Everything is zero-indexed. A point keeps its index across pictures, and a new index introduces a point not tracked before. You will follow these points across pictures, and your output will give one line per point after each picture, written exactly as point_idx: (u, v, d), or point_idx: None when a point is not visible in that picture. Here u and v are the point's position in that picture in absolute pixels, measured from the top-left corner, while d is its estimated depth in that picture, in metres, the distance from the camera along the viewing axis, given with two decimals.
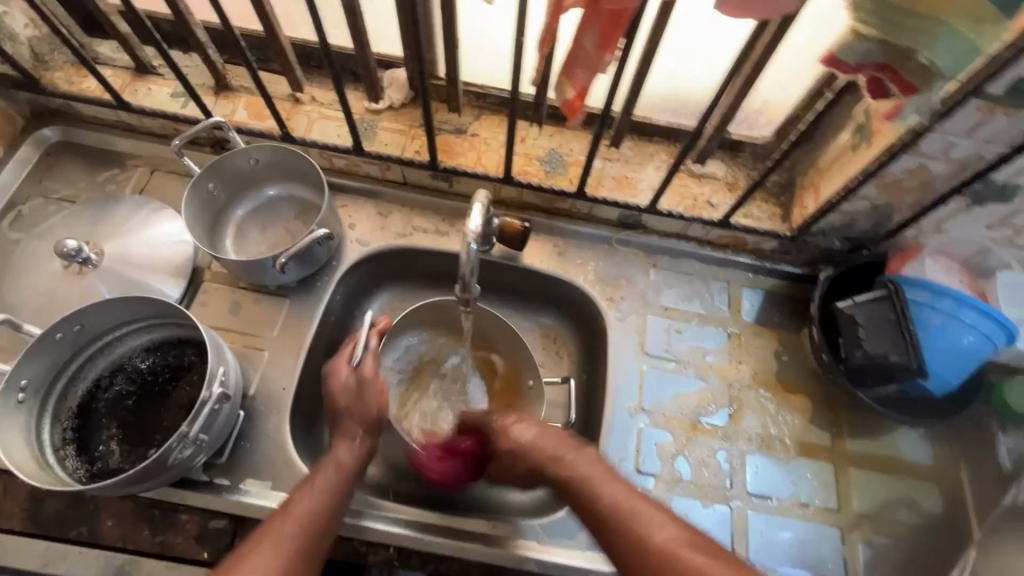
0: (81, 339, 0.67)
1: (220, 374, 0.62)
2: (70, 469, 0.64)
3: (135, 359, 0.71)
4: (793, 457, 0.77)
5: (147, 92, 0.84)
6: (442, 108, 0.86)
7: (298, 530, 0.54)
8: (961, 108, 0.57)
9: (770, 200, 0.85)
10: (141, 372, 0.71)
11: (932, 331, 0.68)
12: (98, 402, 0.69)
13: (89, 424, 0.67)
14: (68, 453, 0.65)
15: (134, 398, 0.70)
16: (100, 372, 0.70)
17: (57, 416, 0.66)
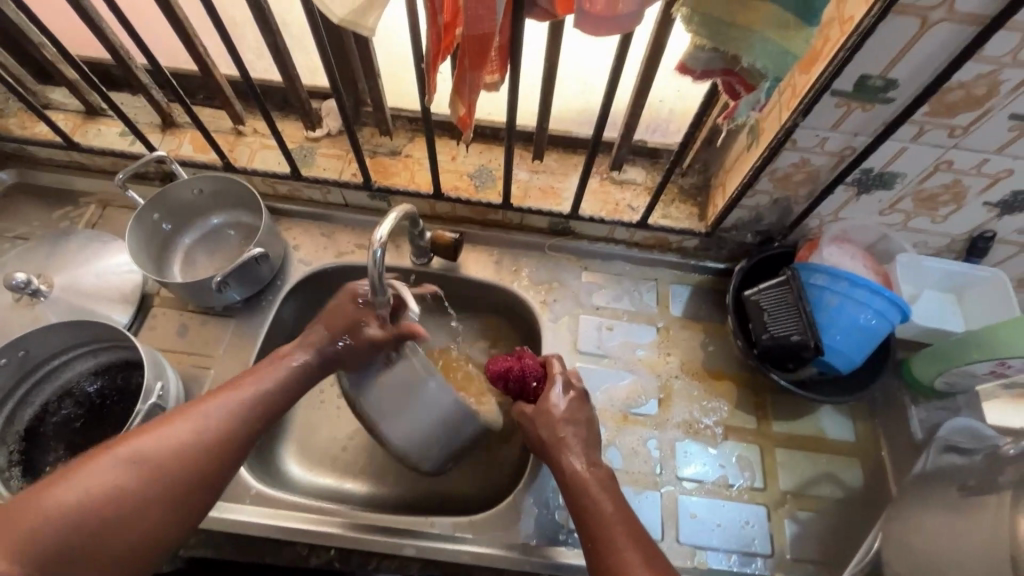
0: (27, 364, 0.71)
1: (158, 388, 0.67)
2: (15, 489, 0.67)
3: (82, 383, 0.74)
4: (720, 441, 0.81)
5: (97, 133, 0.89)
6: (376, 132, 0.92)
7: (230, 411, 0.59)
8: (820, 104, 0.63)
9: (687, 201, 0.91)
10: (87, 395, 0.74)
11: (830, 311, 0.74)
12: (45, 426, 0.72)
13: (36, 446, 0.70)
14: (14, 474, 0.68)
15: (81, 420, 0.73)
16: (48, 397, 0.73)
17: (4, 440, 0.69)
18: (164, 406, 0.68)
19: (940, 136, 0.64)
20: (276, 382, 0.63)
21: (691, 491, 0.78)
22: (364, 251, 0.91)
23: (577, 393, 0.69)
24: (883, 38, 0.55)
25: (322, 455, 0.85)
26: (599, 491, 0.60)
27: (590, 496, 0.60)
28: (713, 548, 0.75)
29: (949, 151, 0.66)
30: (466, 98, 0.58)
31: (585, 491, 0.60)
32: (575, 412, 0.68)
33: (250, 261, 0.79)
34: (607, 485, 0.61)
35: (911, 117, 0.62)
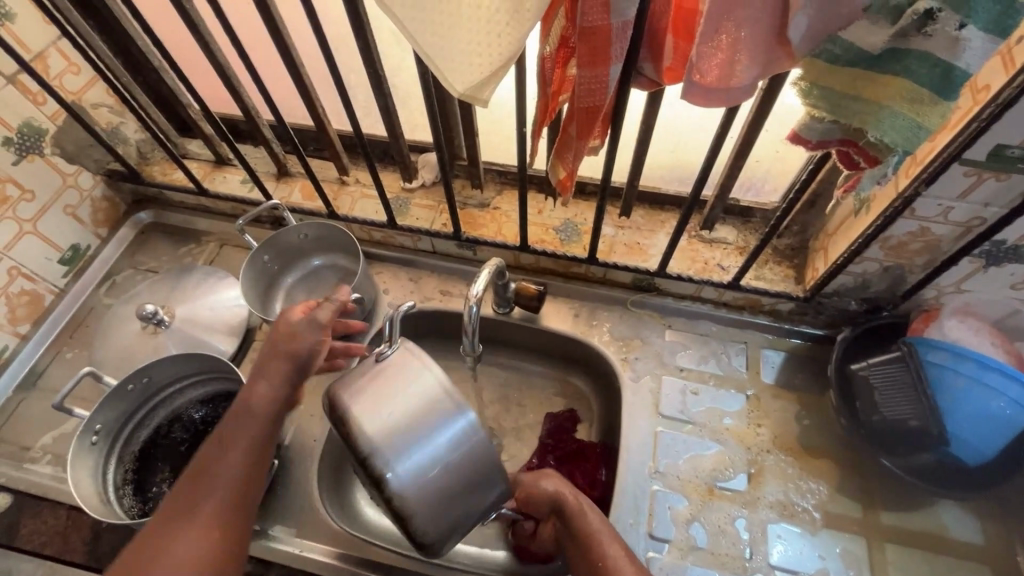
0: (148, 390, 0.77)
1: None
2: (126, 506, 0.72)
3: (189, 410, 0.80)
4: (820, 528, 0.74)
5: (223, 180, 1.00)
6: (467, 186, 0.96)
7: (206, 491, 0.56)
8: (945, 173, 0.59)
9: (783, 262, 0.86)
10: (191, 423, 0.79)
11: (955, 396, 0.66)
12: (156, 448, 0.78)
13: (145, 467, 0.76)
14: (126, 492, 0.74)
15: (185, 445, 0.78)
16: (160, 421, 0.79)
17: (122, 458, 0.76)
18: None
19: None
20: (244, 435, 0.60)
21: None
22: (449, 298, 0.94)
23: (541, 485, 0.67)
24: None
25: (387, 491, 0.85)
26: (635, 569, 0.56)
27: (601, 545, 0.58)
28: None
29: None
30: (568, 162, 0.60)
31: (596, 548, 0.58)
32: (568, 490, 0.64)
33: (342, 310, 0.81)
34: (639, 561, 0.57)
35: None
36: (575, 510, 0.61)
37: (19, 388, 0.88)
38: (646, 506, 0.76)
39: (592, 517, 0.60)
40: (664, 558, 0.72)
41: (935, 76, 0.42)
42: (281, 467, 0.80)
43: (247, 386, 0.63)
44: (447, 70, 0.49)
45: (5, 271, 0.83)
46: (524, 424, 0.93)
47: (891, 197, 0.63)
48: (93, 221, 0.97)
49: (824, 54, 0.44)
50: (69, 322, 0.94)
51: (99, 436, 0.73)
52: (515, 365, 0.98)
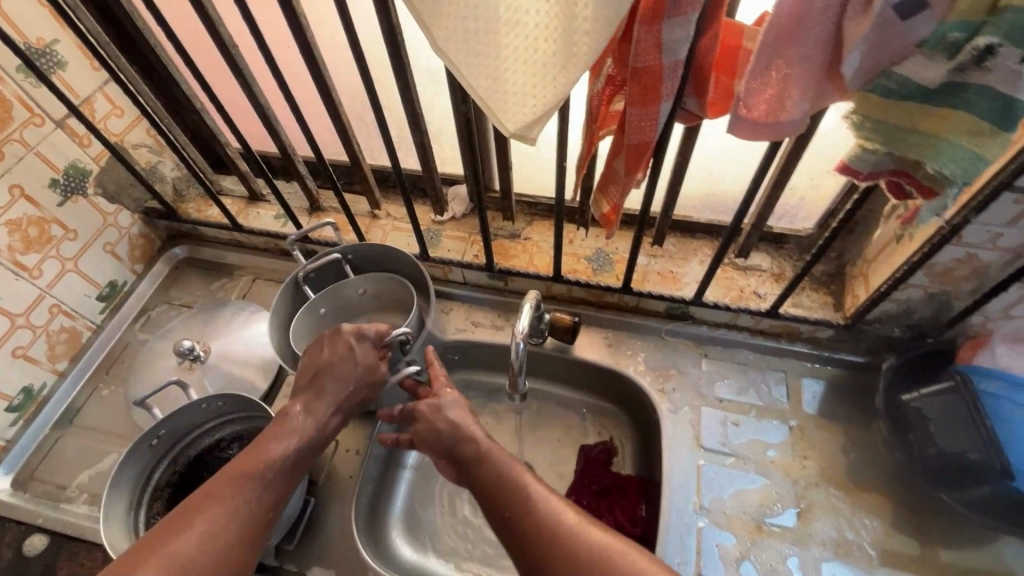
0: (217, 409, 0.78)
1: None
2: (157, 512, 0.73)
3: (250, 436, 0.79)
4: (878, 566, 0.71)
5: (256, 216, 1.01)
6: (498, 217, 0.96)
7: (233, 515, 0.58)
8: (994, 201, 0.58)
9: (820, 289, 0.85)
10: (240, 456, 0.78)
11: (1010, 425, 0.64)
12: (208, 461, 0.78)
13: (193, 474, 0.77)
14: (161, 495, 0.75)
15: None
16: (224, 436, 0.79)
17: (173, 460, 0.77)
18: None
19: None
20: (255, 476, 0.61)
21: None
22: (481, 329, 0.94)
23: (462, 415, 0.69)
24: None
25: (416, 519, 0.84)
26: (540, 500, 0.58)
27: (509, 482, 0.60)
28: None
29: None
30: (613, 196, 0.60)
31: (507, 494, 0.59)
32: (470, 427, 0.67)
33: (295, 292, 0.89)
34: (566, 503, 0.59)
35: None
36: (474, 459, 0.64)
37: (54, 426, 0.88)
38: (692, 544, 0.73)
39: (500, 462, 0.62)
40: None
41: (995, 111, 0.42)
42: (317, 505, 0.78)
43: (309, 406, 0.69)
44: (500, 111, 0.49)
45: (46, 309, 0.85)
46: (558, 457, 0.92)
47: (936, 225, 0.63)
48: (129, 257, 0.98)
49: (877, 88, 0.44)
50: (104, 358, 0.94)
51: (160, 439, 0.74)
52: (547, 395, 0.97)
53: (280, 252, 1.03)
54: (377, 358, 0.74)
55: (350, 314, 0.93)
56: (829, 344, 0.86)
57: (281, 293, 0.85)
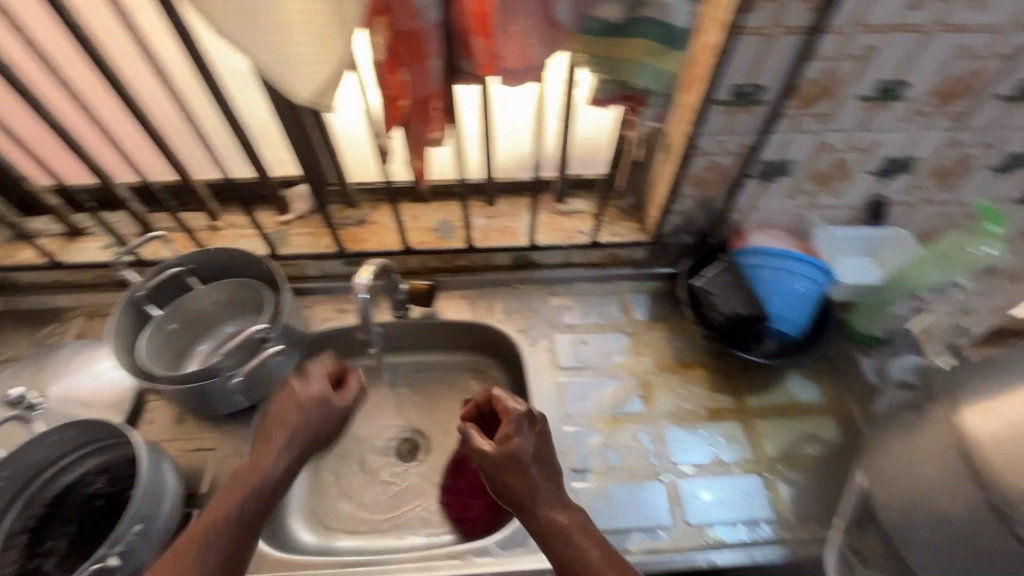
0: (76, 441, 0.75)
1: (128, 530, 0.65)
2: (13, 558, 0.71)
3: (117, 465, 0.77)
4: (706, 422, 0.87)
5: (79, 250, 0.95)
6: (343, 207, 1.01)
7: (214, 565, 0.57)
8: (709, 114, 0.76)
9: (628, 217, 1.02)
10: (106, 486, 0.75)
11: (766, 284, 0.85)
12: (73, 495, 0.75)
13: (56, 512, 0.74)
14: (19, 539, 0.72)
15: (102, 499, 0.75)
16: (89, 468, 0.77)
17: (30, 503, 0.74)
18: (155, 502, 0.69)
19: (811, 124, 0.79)
20: (223, 525, 0.60)
21: (691, 473, 0.82)
22: (347, 314, 0.98)
23: (540, 426, 0.71)
24: (738, 55, 0.69)
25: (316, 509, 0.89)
26: (604, 563, 0.60)
27: (583, 551, 0.61)
28: (721, 525, 0.78)
29: (822, 135, 0.81)
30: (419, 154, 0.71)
31: (569, 555, 0.61)
32: (545, 462, 0.68)
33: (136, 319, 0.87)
34: (587, 530, 0.63)
35: (782, 110, 0.76)
36: (549, 531, 0.63)
37: None
38: (563, 446, 0.84)
39: (559, 516, 0.64)
40: (588, 484, 0.81)
41: (663, 35, 0.57)
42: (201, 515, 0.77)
43: (262, 452, 0.67)
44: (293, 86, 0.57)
45: None
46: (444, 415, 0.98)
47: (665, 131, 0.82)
48: None
49: (587, 29, 0.58)
50: None
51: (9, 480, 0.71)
52: (425, 363, 1.03)
53: (116, 283, 0.98)
54: (326, 387, 0.74)
55: (205, 324, 0.93)
56: (644, 261, 1.03)
57: (118, 315, 0.82)
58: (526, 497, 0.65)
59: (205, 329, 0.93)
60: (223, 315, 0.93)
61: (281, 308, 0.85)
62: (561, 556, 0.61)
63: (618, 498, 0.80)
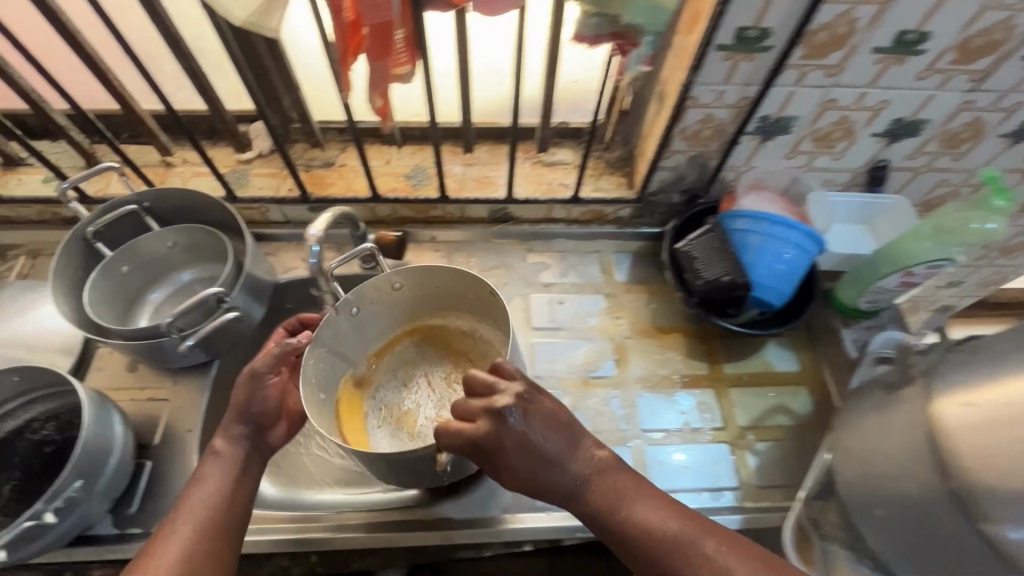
0: (13, 389, 0.70)
1: (72, 489, 0.61)
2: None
3: (65, 411, 0.73)
4: (678, 389, 0.85)
5: (18, 183, 0.88)
6: (307, 147, 0.93)
7: (199, 514, 0.61)
8: (709, 60, 0.69)
9: (615, 172, 0.96)
10: (53, 437, 0.72)
11: (755, 251, 0.79)
12: (19, 440, 0.72)
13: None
14: None
15: (49, 447, 0.72)
16: (33, 416, 0.72)
17: None
18: (103, 457, 0.65)
19: (819, 77, 0.72)
20: (223, 482, 0.63)
21: (658, 440, 0.81)
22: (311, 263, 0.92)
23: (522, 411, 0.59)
24: None
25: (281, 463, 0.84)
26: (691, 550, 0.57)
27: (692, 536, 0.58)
28: (682, 491, 0.77)
29: (829, 90, 0.74)
30: (381, 89, 0.61)
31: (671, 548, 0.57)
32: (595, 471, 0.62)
33: (87, 251, 0.81)
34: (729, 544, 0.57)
35: (790, 60, 0.69)
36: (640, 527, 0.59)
37: None
38: None
39: (638, 514, 0.60)
40: None
41: None
42: (154, 467, 0.75)
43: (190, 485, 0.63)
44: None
45: None
46: None
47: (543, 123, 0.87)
48: None
49: None
50: None
51: None
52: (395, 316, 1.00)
53: (60, 221, 0.91)
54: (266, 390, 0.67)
55: (160, 269, 0.87)
56: (628, 221, 0.98)
57: (65, 249, 0.76)
58: (536, 475, 0.60)
59: (160, 274, 0.88)
60: (181, 261, 0.88)
61: (248, 265, 0.78)
62: (620, 522, 0.60)
63: None
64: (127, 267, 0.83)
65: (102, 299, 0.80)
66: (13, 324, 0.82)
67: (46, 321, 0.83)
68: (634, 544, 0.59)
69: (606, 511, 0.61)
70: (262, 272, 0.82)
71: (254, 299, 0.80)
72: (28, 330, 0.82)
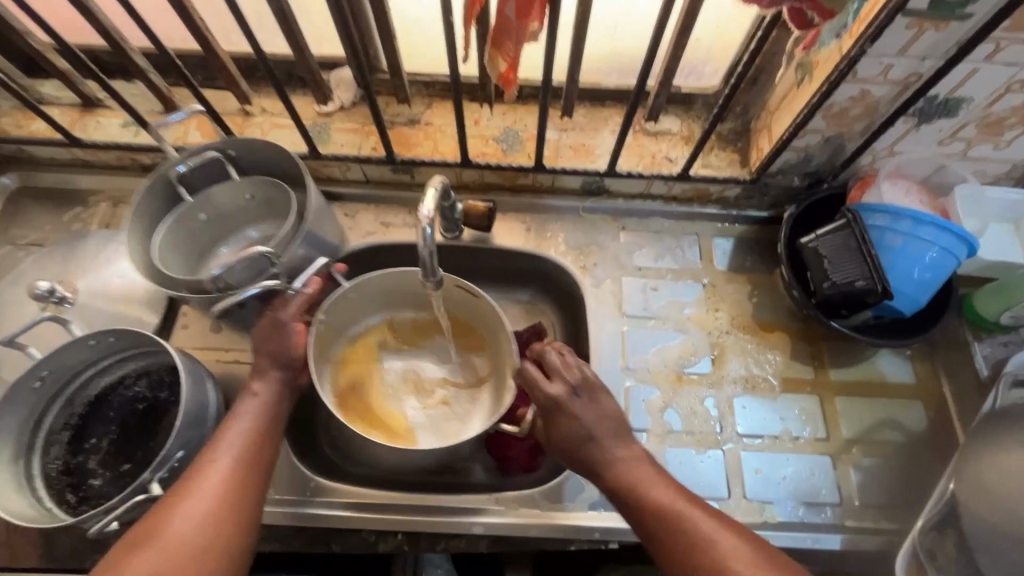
0: (110, 347, 0.69)
1: (175, 457, 0.60)
2: (55, 455, 0.67)
3: (159, 369, 0.73)
4: (779, 394, 0.79)
5: (97, 126, 0.85)
6: (392, 101, 0.86)
7: (241, 441, 0.59)
8: (889, 28, 0.57)
9: (727, 147, 0.86)
10: (147, 394, 0.72)
11: (894, 253, 0.70)
12: (115, 396, 0.72)
13: (96, 414, 0.71)
14: (60, 438, 0.68)
15: (143, 404, 0.72)
16: (128, 371, 0.72)
17: (71, 401, 0.70)
18: (201, 425, 0.64)
19: (1018, 54, 0.60)
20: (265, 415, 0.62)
21: (755, 446, 0.76)
22: (393, 229, 0.87)
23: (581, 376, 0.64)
24: None
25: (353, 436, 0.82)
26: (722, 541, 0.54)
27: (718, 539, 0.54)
28: (779, 502, 0.73)
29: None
30: (508, 51, 0.53)
31: (698, 543, 0.54)
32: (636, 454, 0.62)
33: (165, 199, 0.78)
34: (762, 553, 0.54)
35: (991, 33, 0.57)
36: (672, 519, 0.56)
37: None
38: (622, 402, 0.78)
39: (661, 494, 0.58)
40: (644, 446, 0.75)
41: None
42: None
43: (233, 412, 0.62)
44: None
45: None
46: None
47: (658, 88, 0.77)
48: None
49: None
50: None
51: (45, 381, 0.66)
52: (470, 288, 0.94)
53: (140, 168, 0.88)
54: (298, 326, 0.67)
55: (229, 224, 0.81)
56: (735, 202, 0.89)
57: (145, 191, 0.73)
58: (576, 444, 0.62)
59: (229, 230, 0.82)
60: (253, 215, 0.82)
61: (308, 217, 0.71)
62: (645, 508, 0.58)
63: (673, 464, 0.74)
64: (202, 218, 0.78)
65: (171, 253, 0.76)
66: (97, 273, 0.79)
67: (129, 274, 0.80)
68: (660, 525, 0.56)
69: (626, 490, 0.59)
70: (326, 232, 0.76)
71: (316, 252, 0.74)
72: (113, 282, 0.79)
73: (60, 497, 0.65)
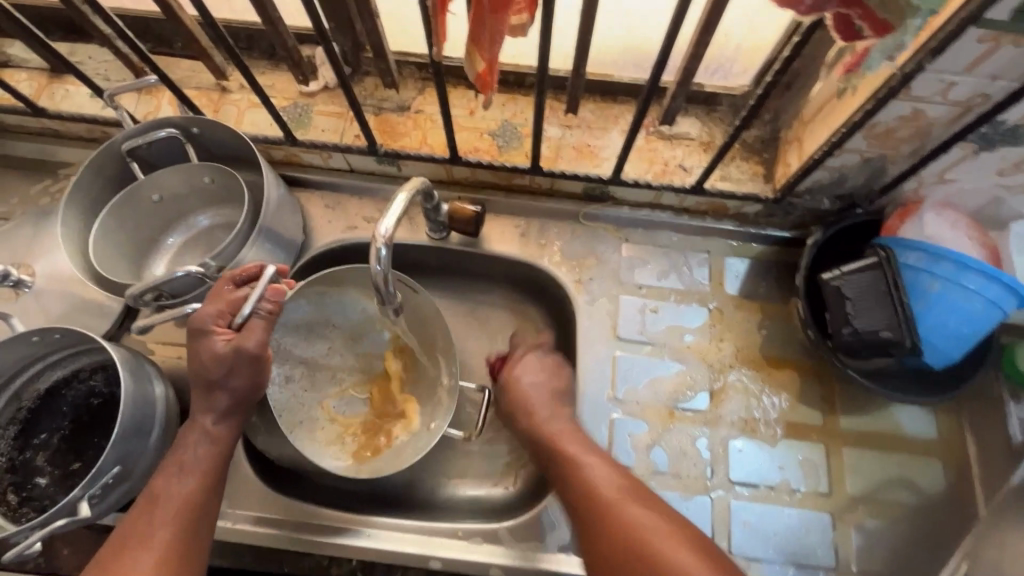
0: (55, 343, 0.64)
1: (111, 473, 0.56)
2: (1, 450, 0.65)
3: (113, 364, 0.69)
4: (780, 439, 0.72)
5: (64, 95, 0.79)
6: (380, 84, 0.78)
7: (172, 513, 0.54)
8: (956, 41, 0.47)
9: (751, 158, 0.76)
10: (100, 390, 0.68)
11: (930, 300, 0.61)
12: (67, 390, 0.68)
13: (47, 408, 0.67)
14: (8, 433, 0.66)
15: (97, 400, 0.68)
16: (81, 365, 0.68)
17: (20, 394, 0.67)
18: (144, 435, 0.59)
19: None
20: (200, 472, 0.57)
21: (747, 496, 0.69)
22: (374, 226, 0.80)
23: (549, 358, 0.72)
24: None
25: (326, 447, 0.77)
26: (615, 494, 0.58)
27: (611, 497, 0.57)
28: (768, 561, 0.67)
29: None
30: (486, 49, 0.45)
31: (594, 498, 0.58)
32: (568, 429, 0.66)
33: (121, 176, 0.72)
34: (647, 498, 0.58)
35: None
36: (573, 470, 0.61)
37: None
38: (605, 434, 0.71)
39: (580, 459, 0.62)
40: None
41: None
42: None
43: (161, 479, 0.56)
44: None
45: None
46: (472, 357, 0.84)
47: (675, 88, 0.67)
48: None
49: None
50: None
51: None
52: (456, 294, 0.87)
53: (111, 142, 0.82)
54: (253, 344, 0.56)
55: (183, 208, 0.76)
56: (754, 219, 0.79)
57: (88, 166, 0.68)
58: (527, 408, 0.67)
59: (183, 215, 0.76)
60: (215, 201, 0.76)
61: (264, 214, 0.67)
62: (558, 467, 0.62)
63: None
64: (155, 200, 0.73)
65: (111, 235, 0.70)
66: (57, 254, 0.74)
67: None
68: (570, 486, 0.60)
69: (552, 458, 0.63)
70: (286, 227, 0.71)
71: (274, 250, 0.70)
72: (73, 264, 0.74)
73: (3, 496, 0.63)
